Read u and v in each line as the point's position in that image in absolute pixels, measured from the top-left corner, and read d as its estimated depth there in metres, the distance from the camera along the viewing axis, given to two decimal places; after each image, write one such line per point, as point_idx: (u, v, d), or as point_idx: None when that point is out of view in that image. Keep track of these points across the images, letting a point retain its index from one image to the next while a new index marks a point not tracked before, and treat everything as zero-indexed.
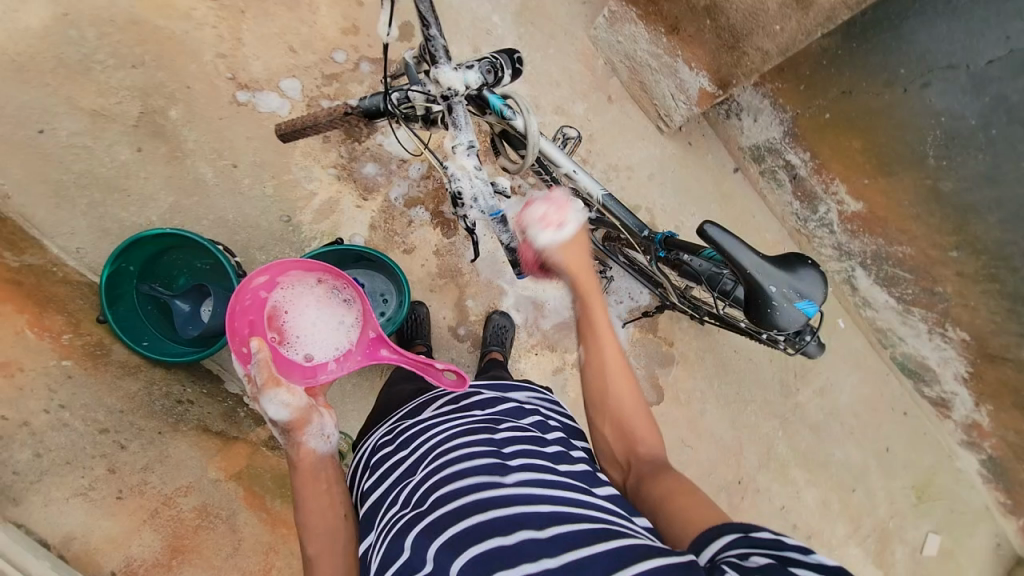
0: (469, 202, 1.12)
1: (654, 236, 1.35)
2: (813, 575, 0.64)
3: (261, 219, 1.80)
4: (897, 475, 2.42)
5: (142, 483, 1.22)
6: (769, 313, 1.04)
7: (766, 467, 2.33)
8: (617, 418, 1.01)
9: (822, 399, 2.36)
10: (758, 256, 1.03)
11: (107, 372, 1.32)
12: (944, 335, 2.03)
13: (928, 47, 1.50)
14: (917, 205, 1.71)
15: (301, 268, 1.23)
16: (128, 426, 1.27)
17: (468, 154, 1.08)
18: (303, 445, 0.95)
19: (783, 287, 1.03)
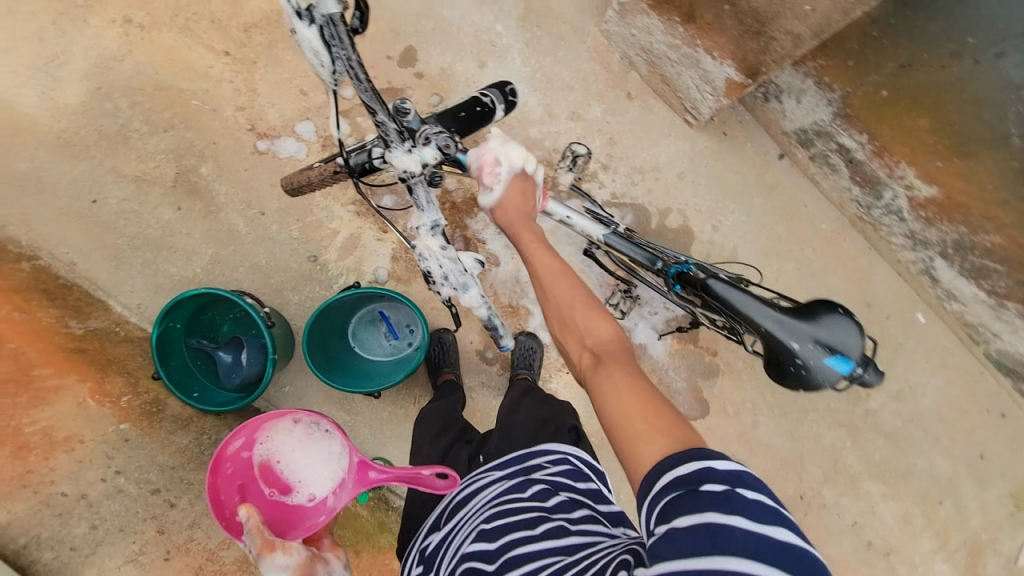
0: (440, 280, 1.24)
1: (668, 269, 1.27)
2: (691, 516, 0.65)
3: (291, 260, 1.88)
4: (998, 486, 2.11)
5: (188, 539, 1.46)
6: (795, 370, 1.05)
7: (832, 480, 2.13)
8: (561, 319, 1.12)
9: (900, 403, 2.10)
10: (775, 312, 1.06)
11: (162, 429, 1.56)
12: None
13: (996, 15, 1.38)
14: (1003, 189, 1.47)
15: (273, 421, 1.34)
16: (178, 483, 1.51)
17: (433, 233, 1.16)
18: None
19: (806, 343, 1.03)
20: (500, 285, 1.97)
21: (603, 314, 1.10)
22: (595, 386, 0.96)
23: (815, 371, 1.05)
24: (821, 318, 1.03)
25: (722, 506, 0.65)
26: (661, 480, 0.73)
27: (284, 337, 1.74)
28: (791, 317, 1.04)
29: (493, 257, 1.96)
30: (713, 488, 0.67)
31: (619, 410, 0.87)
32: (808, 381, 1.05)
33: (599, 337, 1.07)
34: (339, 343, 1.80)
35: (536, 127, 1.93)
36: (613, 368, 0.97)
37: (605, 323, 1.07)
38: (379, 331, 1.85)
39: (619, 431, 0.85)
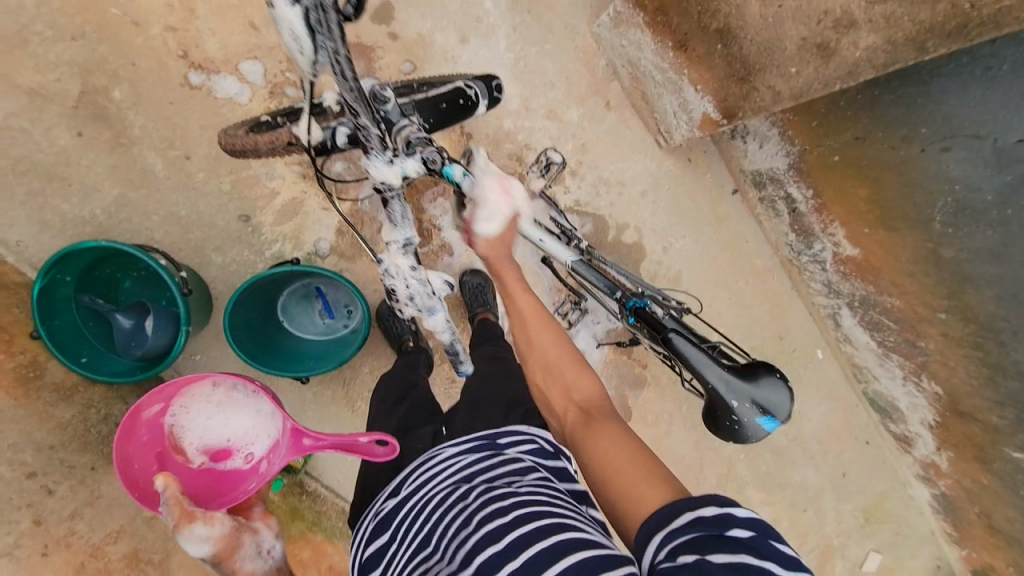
0: (408, 302, 1.27)
1: (626, 300, 1.32)
2: (723, 557, 0.72)
3: (217, 217, 1.66)
4: (849, 499, 2.50)
5: (69, 532, 1.28)
6: (730, 426, 1.11)
7: (723, 487, 2.38)
8: (545, 369, 1.12)
9: (788, 425, 2.39)
10: (722, 370, 1.09)
11: (40, 400, 1.35)
12: (919, 385, 1.99)
13: (953, 111, 1.44)
14: (913, 263, 1.66)
15: (190, 384, 1.29)
16: (57, 467, 1.32)
17: (403, 252, 1.16)
18: (237, 568, 0.99)
19: (745, 404, 1.09)
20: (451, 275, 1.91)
21: (587, 369, 1.12)
22: (586, 442, 0.98)
23: (748, 427, 1.11)
24: (761, 380, 1.09)
25: (751, 550, 0.73)
26: (682, 518, 0.77)
27: (200, 303, 1.55)
28: (735, 378, 1.08)
29: (447, 246, 1.89)
30: (742, 533, 0.74)
31: (608, 467, 0.91)
32: (742, 437, 1.11)
33: (585, 392, 1.09)
34: (268, 316, 1.66)
35: (511, 119, 1.85)
36: (605, 423, 1.00)
37: (589, 379, 1.10)
38: (313, 308, 1.72)
39: (618, 481, 0.89)
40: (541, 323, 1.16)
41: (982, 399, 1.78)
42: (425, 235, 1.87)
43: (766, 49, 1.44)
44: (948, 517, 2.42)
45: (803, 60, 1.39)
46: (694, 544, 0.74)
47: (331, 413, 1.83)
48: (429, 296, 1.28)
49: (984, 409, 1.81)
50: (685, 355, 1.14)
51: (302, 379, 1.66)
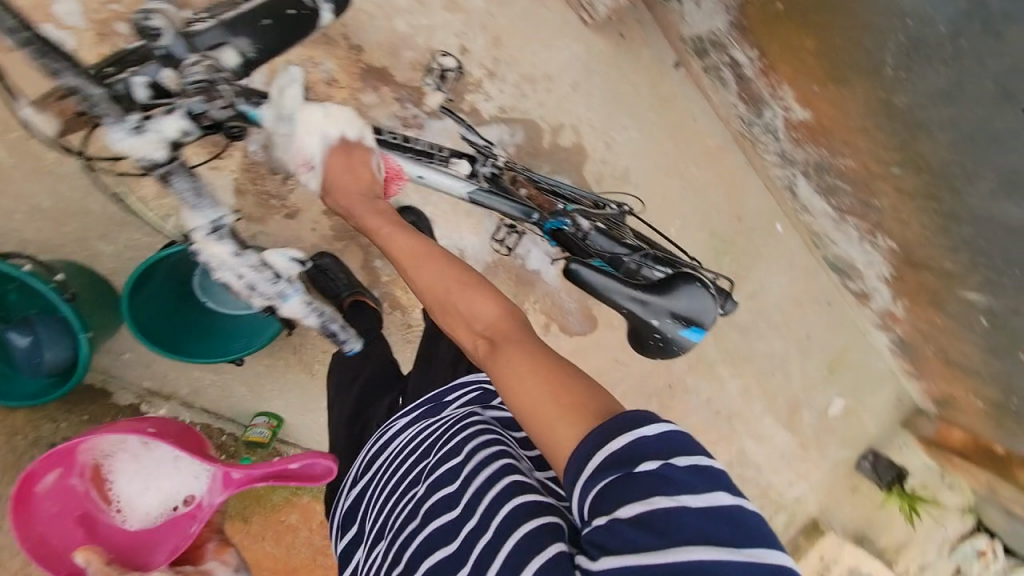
0: (250, 291, 1.19)
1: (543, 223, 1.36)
2: (637, 508, 0.65)
3: (88, 201, 1.45)
4: (812, 357, 2.68)
5: None
6: (655, 342, 1.16)
7: (693, 368, 2.51)
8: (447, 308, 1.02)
9: (752, 302, 2.44)
10: (637, 293, 1.12)
11: None
12: (874, 243, 1.96)
13: None
14: (865, 117, 1.51)
15: (85, 445, 1.14)
16: None
17: (219, 240, 1.08)
18: None
19: (664, 319, 1.13)
20: None
21: (486, 291, 1.01)
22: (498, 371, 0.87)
23: (673, 341, 1.17)
24: (675, 292, 1.12)
25: (664, 488, 0.65)
26: (594, 459, 0.69)
27: (99, 304, 1.39)
28: (649, 297, 1.11)
29: None
30: (646, 467, 0.66)
31: (530, 395, 0.80)
32: (667, 349, 1.17)
33: (487, 318, 0.97)
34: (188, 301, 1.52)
35: (404, 20, 1.57)
36: (510, 346, 0.89)
37: (485, 301, 0.99)
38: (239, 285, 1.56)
39: (535, 422, 0.78)
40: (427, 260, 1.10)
41: (936, 249, 1.72)
42: None
43: None
44: (904, 355, 2.63)
45: None
46: (608, 500, 0.67)
47: (290, 381, 1.79)
48: (273, 282, 1.20)
49: (937, 259, 1.77)
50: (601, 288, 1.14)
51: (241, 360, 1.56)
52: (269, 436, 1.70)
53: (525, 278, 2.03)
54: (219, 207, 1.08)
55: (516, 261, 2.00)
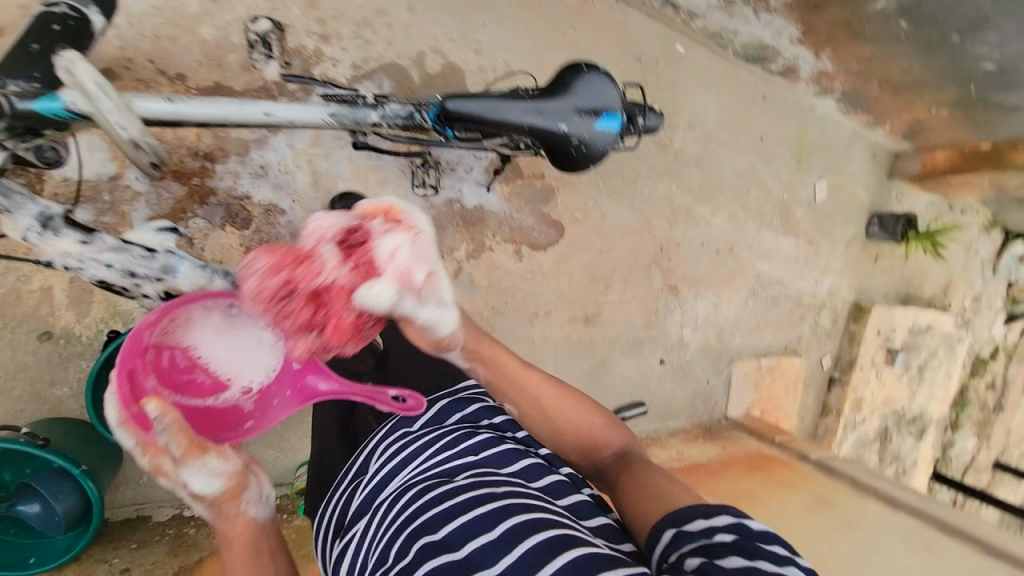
0: (136, 281, 1.14)
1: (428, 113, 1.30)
2: (737, 556, 0.82)
3: (18, 356, 1.40)
4: (776, 155, 2.62)
5: None
6: (570, 141, 1.31)
7: (676, 222, 2.45)
8: (582, 439, 1.22)
9: (695, 132, 2.37)
10: (532, 101, 1.28)
11: None
12: (768, 9, 1.90)
13: None
14: None
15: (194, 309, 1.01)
16: None
17: (61, 233, 1.10)
18: (240, 515, 0.94)
19: (566, 117, 1.30)
20: (305, 230, 1.67)
21: (614, 423, 1.26)
22: (628, 473, 1.13)
23: (584, 136, 1.31)
24: (566, 87, 1.30)
25: (749, 550, 0.82)
26: (696, 523, 0.90)
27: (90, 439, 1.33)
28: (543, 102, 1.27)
29: (269, 206, 1.62)
30: (726, 520, 0.88)
31: (635, 495, 1.06)
32: (582, 145, 1.32)
33: (616, 445, 1.23)
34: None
35: (208, 25, 1.48)
36: (636, 467, 1.14)
37: (619, 433, 1.24)
38: None
39: (632, 505, 1.04)
40: (551, 398, 1.22)
41: None
42: (240, 214, 1.59)
43: None
44: (856, 106, 2.57)
45: None
46: (708, 546, 0.85)
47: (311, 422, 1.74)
48: (149, 258, 1.15)
49: None
50: (489, 115, 1.27)
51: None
52: None
53: (473, 217, 1.96)
54: (40, 201, 1.11)
55: (454, 206, 1.91)
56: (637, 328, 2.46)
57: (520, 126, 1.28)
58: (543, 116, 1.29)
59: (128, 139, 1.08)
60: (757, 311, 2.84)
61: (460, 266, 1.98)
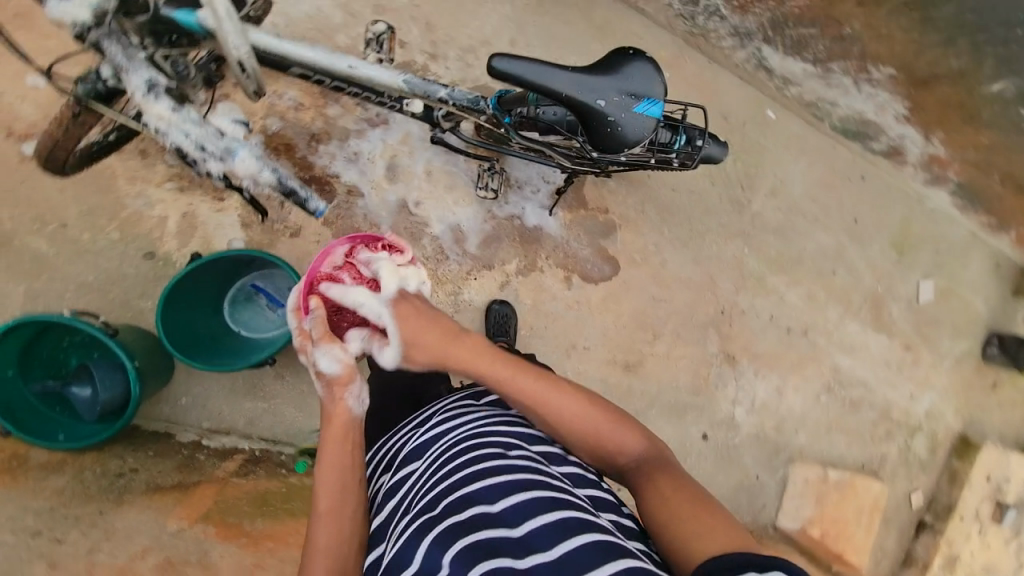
0: (202, 154, 1.16)
1: (490, 103, 1.29)
2: None
3: (124, 267, 1.65)
4: (873, 240, 2.35)
5: (89, 564, 1.08)
6: (608, 125, 1.12)
7: (743, 287, 2.26)
8: (592, 446, 1.08)
9: (777, 200, 2.25)
10: (571, 73, 1.10)
11: (29, 478, 1.24)
12: (871, 81, 1.84)
13: None
14: None
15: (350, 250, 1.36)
16: (62, 521, 1.17)
17: (157, 98, 1.14)
18: (342, 401, 1.15)
19: (609, 97, 1.11)
20: (375, 213, 1.83)
21: (633, 424, 1.09)
22: (644, 490, 0.98)
23: (624, 122, 1.12)
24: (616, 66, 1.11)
25: None
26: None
27: (149, 348, 1.52)
28: (584, 73, 1.09)
29: (352, 187, 1.82)
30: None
31: (667, 509, 0.92)
32: (619, 133, 1.12)
33: (636, 454, 1.06)
34: (211, 318, 1.61)
35: (344, 34, 1.80)
36: (663, 476, 0.99)
37: (636, 439, 1.07)
38: (260, 306, 1.67)
39: (665, 526, 0.90)
40: (575, 403, 1.09)
41: (934, 48, 1.61)
42: (327, 189, 1.80)
43: None
44: (975, 205, 2.27)
45: None
46: None
47: None
48: (218, 136, 1.15)
49: (942, 61, 1.64)
50: (526, 78, 1.09)
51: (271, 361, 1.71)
52: None
53: (530, 236, 2.01)
54: (149, 67, 1.15)
55: (514, 222, 1.98)
56: (681, 393, 2.24)
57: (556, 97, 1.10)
58: (582, 91, 1.11)
59: (236, 59, 1.12)
60: (832, 412, 2.39)
61: (508, 279, 2.00)
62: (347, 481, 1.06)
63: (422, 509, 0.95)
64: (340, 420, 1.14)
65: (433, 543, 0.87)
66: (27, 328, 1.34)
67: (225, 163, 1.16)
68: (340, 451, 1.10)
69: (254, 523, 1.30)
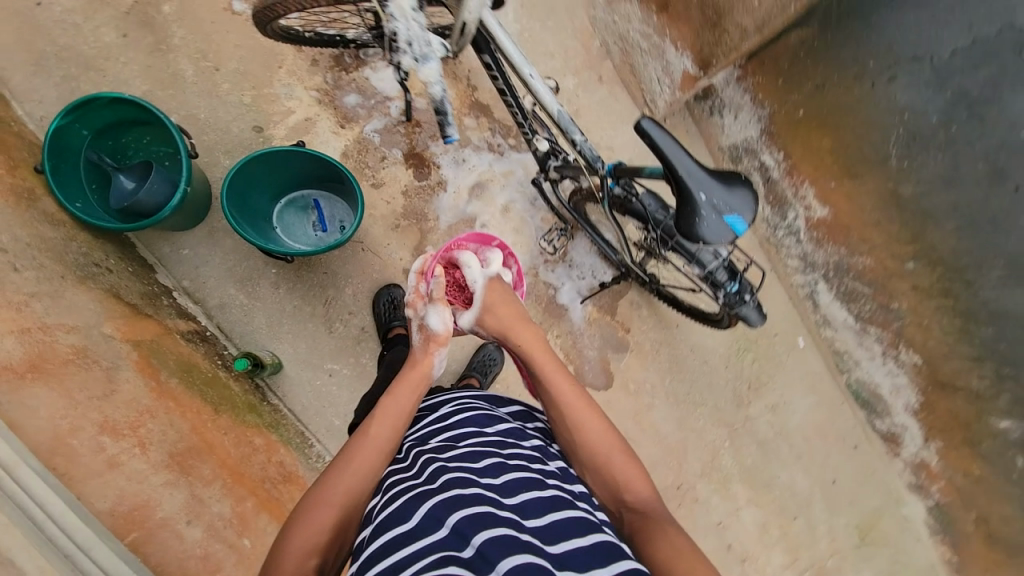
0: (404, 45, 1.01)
1: (606, 167, 1.33)
2: None
3: (232, 124, 1.79)
4: (842, 511, 2.22)
5: (23, 304, 1.04)
6: (691, 222, 0.96)
7: (707, 475, 2.19)
8: (599, 472, 1.02)
9: (774, 416, 2.22)
10: (693, 162, 0.94)
11: (28, 211, 1.22)
12: (898, 359, 1.96)
13: (894, 42, 1.49)
14: (877, 210, 1.68)
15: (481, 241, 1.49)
16: (29, 255, 1.13)
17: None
18: (428, 355, 1.25)
19: (712, 198, 0.94)
20: (444, 210, 1.99)
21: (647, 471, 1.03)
22: (648, 540, 0.90)
23: (709, 228, 0.95)
24: (735, 183, 0.95)
25: None
26: None
27: (196, 197, 1.62)
28: (703, 166, 0.94)
29: (443, 182, 2.00)
30: None
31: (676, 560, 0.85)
32: (695, 238, 0.96)
33: (644, 497, 0.99)
34: (264, 201, 1.72)
35: None
36: (668, 528, 0.92)
37: (647, 486, 1.01)
38: (308, 220, 1.80)
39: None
40: (596, 426, 1.06)
41: (962, 360, 1.77)
42: (424, 170, 1.98)
43: None
44: (945, 535, 2.17)
45: None
46: None
47: (313, 328, 1.81)
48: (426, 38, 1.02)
49: (966, 375, 1.79)
50: (658, 148, 0.94)
51: (280, 262, 1.79)
52: (271, 364, 1.69)
53: (554, 309, 2.09)
54: None
55: (548, 289, 2.08)
56: None
57: (667, 175, 0.95)
58: (689, 181, 0.95)
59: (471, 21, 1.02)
60: None
61: None
62: (381, 436, 1.03)
63: (441, 484, 0.87)
64: (422, 370, 1.21)
65: (459, 516, 0.80)
66: (135, 110, 1.46)
67: (418, 65, 1.04)
68: (405, 393, 1.14)
69: (171, 378, 1.23)
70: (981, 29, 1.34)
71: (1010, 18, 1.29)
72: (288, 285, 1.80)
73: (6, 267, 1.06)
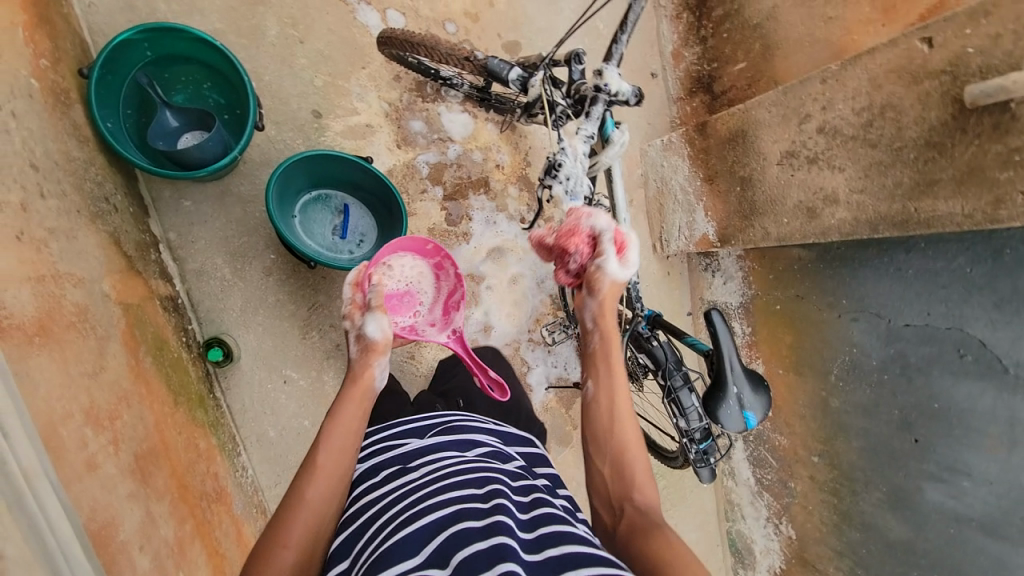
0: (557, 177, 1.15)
1: (645, 310, 1.48)
2: None
3: (294, 99, 1.73)
4: None
5: (43, 242, 0.98)
6: (718, 406, 1.10)
7: None
8: (616, 464, 0.93)
9: None
10: (738, 359, 1.11)
11: (63, 124, 1.11)
12: (776, 528, 2.14)
13: (866, 295, 1.76)
14: (808, 408, 1.95)
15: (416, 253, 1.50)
16: (55, 182, 1.05)
17: (585, 138, 1.15)
18: (370, 367, 1.09)
19: (739, 393, 1.10)
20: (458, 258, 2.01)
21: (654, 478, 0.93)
22: (639, 533, 0.82)
23: (730, 417, 1.10)
24: (760, 387, 1.12)
25: None
26: None
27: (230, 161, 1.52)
28: (744, 364, 1.10)
29: (468, 234, 2.01)
30: None
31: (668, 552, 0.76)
32: (716, 419, 1.11)
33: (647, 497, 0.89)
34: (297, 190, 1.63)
35: None
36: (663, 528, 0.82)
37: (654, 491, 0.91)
38: (330, 222, 1.72)
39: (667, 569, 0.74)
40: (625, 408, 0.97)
41: (828, 548, 1.98)
42: (457, 217, 1.99)
43: (772, 199, 1.70)
44: None
45: (794, 216, 1.64)
46: None
47: (284, 328, 1.66)
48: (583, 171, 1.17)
49: (825, 560, 2.00)
50: (717, 339, 1.10)
51: (282, 251, 1.66)
52: (231, 357, 1.56)
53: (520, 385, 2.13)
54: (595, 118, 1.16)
55: (522, 366, 2.12)
56: None
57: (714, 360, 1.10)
58: (727, 372, 1.11)
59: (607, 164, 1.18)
60: None
61: None
62: (331, 460, 0.91)
63: (421, 508, 0.84)
64: (364, 385, 1.05)
65: (440, 539, 0.77)
66: (212, 55, 1.35)
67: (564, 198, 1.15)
68: (351, 413, 0.99)
69: (148, 360, 1.17)
70: (935, 319, 1.62)
71: (960, 323, 1.56)
72: (279, 277, 1.65)
73: (34, 192, 0.99)
